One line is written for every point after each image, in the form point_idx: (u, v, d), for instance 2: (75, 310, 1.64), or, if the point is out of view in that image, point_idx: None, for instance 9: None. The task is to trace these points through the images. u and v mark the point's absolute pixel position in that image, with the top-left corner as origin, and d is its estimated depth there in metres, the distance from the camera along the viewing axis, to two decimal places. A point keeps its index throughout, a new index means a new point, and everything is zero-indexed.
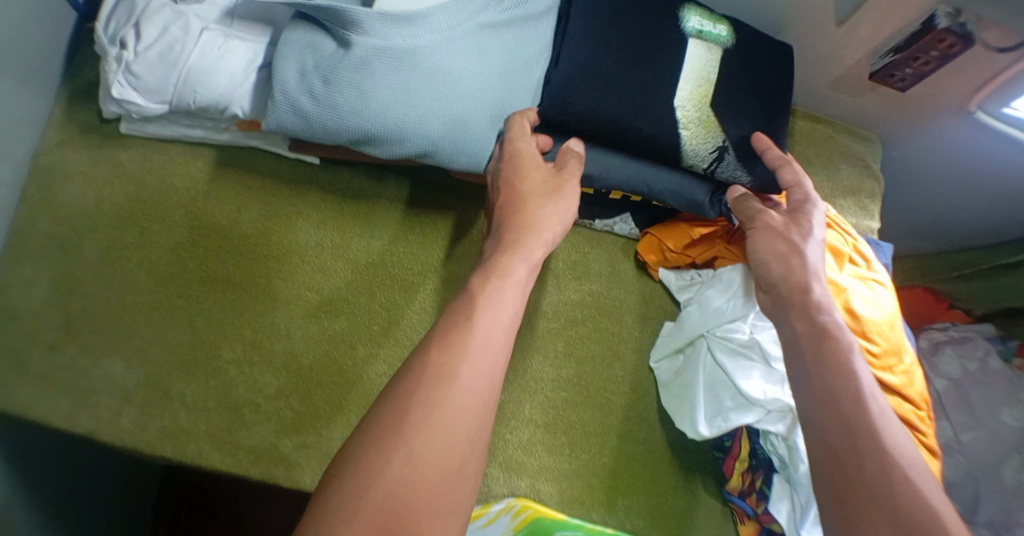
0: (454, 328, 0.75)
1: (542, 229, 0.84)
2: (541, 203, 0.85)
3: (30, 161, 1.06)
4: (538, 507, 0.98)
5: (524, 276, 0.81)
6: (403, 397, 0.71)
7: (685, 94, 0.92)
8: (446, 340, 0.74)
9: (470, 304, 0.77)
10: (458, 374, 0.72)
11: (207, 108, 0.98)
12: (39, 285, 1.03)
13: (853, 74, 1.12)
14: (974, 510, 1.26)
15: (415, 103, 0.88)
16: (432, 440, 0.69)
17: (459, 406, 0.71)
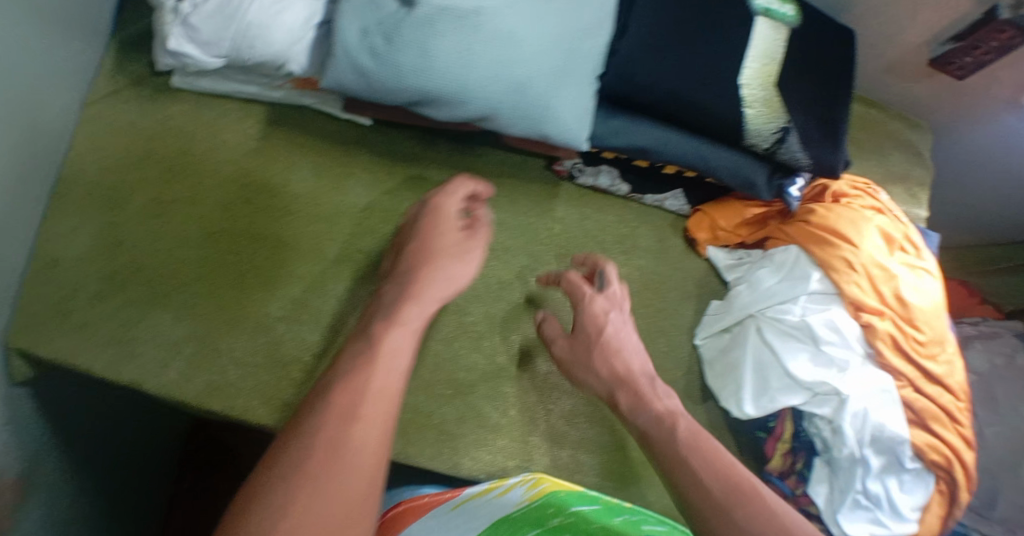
0: (314, 419, 0.80)
1: (441, 286, 0.92)
2: (370, 363, 0.83)
3: (80, 110, 1.06)
4: (553, 480, 0.92)
5: (417, 323, 0.89)
6: (294, 434, 0.80)
7: (750, 72, 0.91)
8: (315, 424, 0.79)
9: (369, 350, 0.85)
10: (326, 434, 0.79)
11: (263, 65, 0.97)
12: (84, 235, 1.03)
13: (911, 60, 1.10)
14: (991, 505, 1.24)
15: (477, 65, 0.86)
16: (351, 468, 0.78)
17: (350, 474, 0.77)
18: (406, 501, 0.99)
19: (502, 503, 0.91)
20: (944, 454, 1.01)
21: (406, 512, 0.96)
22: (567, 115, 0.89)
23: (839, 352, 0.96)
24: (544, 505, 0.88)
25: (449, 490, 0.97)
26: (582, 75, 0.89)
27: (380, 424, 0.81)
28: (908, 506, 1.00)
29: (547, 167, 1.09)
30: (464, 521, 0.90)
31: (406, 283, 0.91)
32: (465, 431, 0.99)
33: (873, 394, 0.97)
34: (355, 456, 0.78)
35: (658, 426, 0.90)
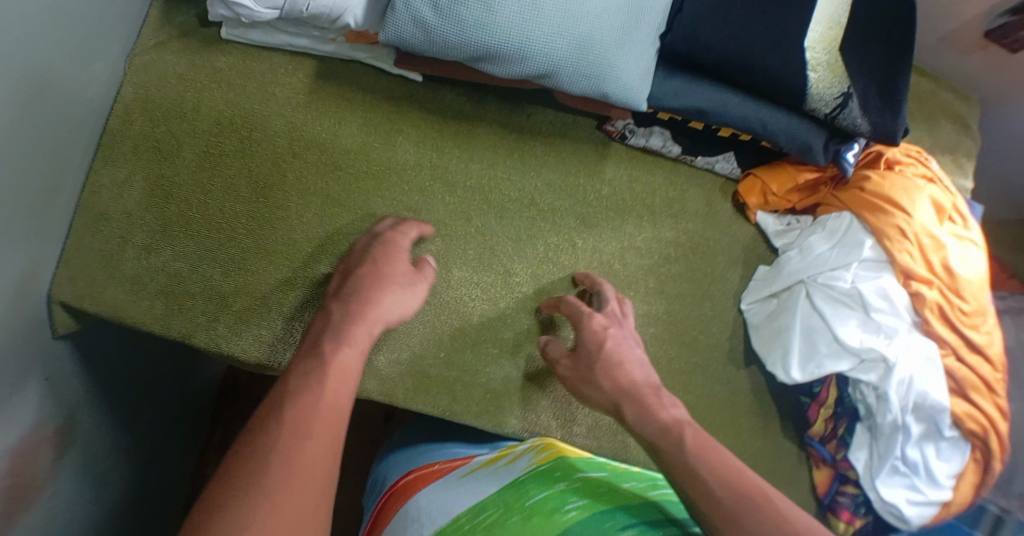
0: (276, 418, 0.76)
1: (389, 315, 0.90)
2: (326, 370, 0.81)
3: (126, 61, 1.05)
4: (561, 446, 0.99)
5: (366, 344, 0.86)
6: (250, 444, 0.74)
7: (816, 35, 0.89)
8: (275, 428, 0.75)
9: (318, 365, 0.81)
10: (282, 440, 0.74)
11: (319, 17, 0.95)
12: (132, 188, 1.03)
13: (967, 31, 1.08)
14: (1010, 479, 1.18)
15: (541, 21, 0.86)
16: (303, 476, 0.73)
17: (304, 481, 0.73)
18: (414, 470, 0.97)
19: (511, 470, 0.93)
20: (981, 424, 0.99)
21: (416, 478, 0.94)
22: (628, 75, 0.89)
23: (888, 320, 0.97)
24: (550, 468, 0.92)
25: (461, 456, 1.00)
26: (645, 34, 0.89)
27: (332, 430, 0.77)
28: (943, 473, 0.99)
29: (598, 128, 1.08)
30: (474, 485, 0.90)
31: (356, 301, 0.88)
32: (511, 391, 1.01)
33: (919, 362, 0.97)
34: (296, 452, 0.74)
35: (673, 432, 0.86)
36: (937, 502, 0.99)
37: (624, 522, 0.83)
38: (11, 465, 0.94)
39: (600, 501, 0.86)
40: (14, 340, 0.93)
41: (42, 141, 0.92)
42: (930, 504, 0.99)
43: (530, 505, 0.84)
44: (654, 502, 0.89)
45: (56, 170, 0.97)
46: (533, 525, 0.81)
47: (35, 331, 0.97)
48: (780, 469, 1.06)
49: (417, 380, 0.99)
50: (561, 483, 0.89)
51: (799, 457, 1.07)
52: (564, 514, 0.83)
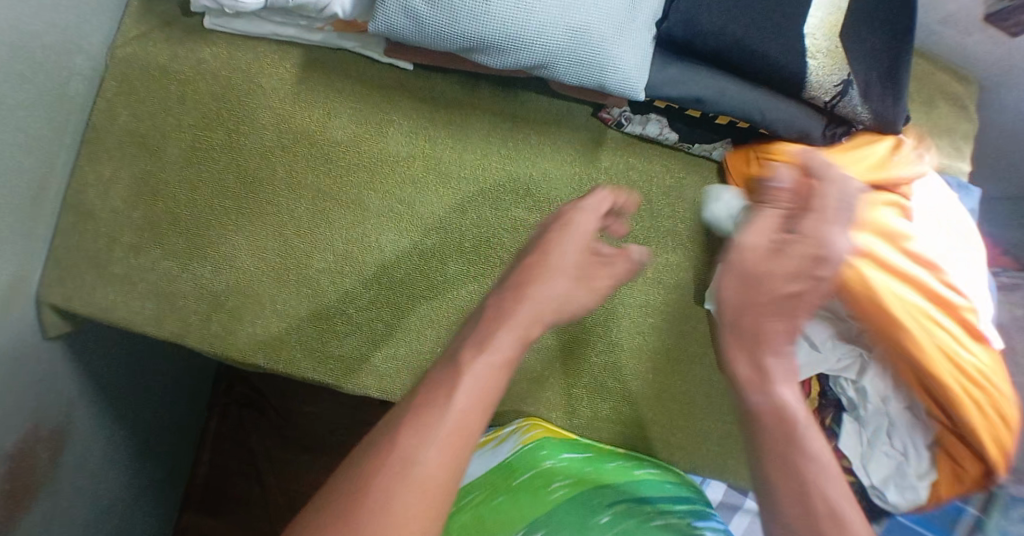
0: (393, 444, 0.68)
1: (541, 309, 0.78)
2: (473, 380, 0.71)
3: (106, 53, 1.02)
4: (546, 426, 0.99)
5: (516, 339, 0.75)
6: (357, 476, 0.66)
7: (816, 21, 0.88)
8: (379, 456, 0.67)
9: (452, 379, 0.71)
10: (391, 468, 0.66)
11: (305, 6, 0.93)
12: (119, 184, 1.01)
13: (968, 12, 1.05)
14: None
15: (537, 10, 0.84)
16: (399, 500, 0.65)
17: (397, 511, 0.65)
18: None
19: (496, 454, 0.96)
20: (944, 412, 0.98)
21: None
22: (627, 65, 0.87)
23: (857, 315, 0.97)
24: (536, 448, 0.94)
25: None
26: (642, 21, 0.88)
27: (451, 445, 0.68)
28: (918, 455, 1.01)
29: (595, 115, 1.06)
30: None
31: (507, 298, 0.78)
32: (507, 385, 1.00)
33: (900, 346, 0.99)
34: (395, 487, 0.65)
35: (774, 415, 0.72)
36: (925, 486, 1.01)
37: (612, 497, 0.89)
38: (9, 471, 0.94)
39: (585, 481, 0.91)
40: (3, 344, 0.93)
41: (19, 140, 0.91)
42: (918, 491, 1.01)
43: (518, 485, 0.91)
44: (634, 480, 0.93)
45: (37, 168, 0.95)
46: (520, 507, 0.88)
47: (25, 332, 0.96)
48: None
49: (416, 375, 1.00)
50: (546, 462, 0.93)
51: None
52: (551, 493, 0.89)
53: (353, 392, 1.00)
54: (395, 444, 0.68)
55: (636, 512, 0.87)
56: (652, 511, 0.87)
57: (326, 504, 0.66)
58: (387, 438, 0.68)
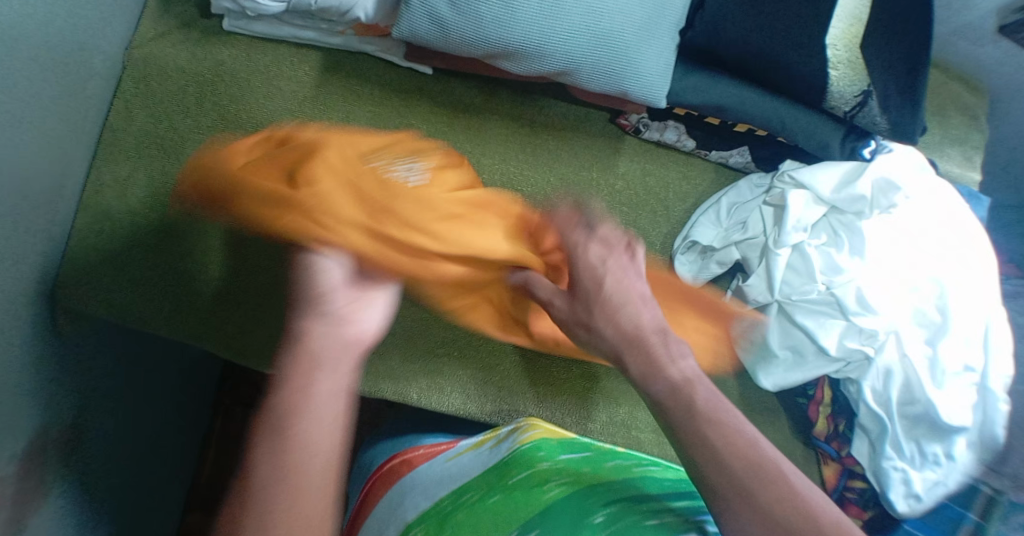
0: (296, 359, 0.73)
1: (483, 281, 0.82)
2: (331, 316, 0.76)
3: (125, 53, 1.02)
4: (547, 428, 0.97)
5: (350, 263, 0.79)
6: (286, 384, 0.72)
7: (837, 32, 0.90)
8: (303, 362, 0.73)
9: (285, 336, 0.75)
10: (334, 367, 0.74)
11: (328, 10, 0.93)
12: (137, 186, 1.02)
13: (981, 23, 1.07)
14: None
15: (561, 17, 0.84)
16: (312, 398, 0.72)
17: (316, 412, 0.71)
18: (397, 454, 0.96)
19: (495, 452, 0.94)
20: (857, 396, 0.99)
21: (401, 464, 0.94)
22: (650, 72, 0.88)
23: (868, 322, 0.94)
24: (533, 448, 0.91)
25: (444, 441, 0.99)
26: (665, 29, 0.88)
27: (347, 342, 0.76)
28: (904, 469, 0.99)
29: (612, 120, 1.07)
30: (459, 467, 0.91)
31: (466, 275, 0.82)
32: (524, 389, 1.03)
33: (914, 346, 0.98)
34: (311, 397, 0.71)
35: (682, 390, 0.75)
36: (928, 493, 0.98)
37: (604, 499, 0.82)
38: (23, 473, 0.93)
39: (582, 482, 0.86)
40: (18, 345, 0.92)
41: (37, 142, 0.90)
42: (919, 499, 0.99)
43: (512, 484, 0.86)
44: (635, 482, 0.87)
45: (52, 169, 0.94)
46: (516, 506, 0.82)
47: (40, 333, 0.96)
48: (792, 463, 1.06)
49: (433, 378, 1.01)
50: (543, 463, 0.89)
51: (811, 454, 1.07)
52: (546, 492, 0.83)
53: (370, 395, 1.01)
54: (311, 355, 0.74)
55: (629, 513, 0.79)
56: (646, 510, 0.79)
57: (276, 415, 0.71)
58: (296, 366, 0.73)
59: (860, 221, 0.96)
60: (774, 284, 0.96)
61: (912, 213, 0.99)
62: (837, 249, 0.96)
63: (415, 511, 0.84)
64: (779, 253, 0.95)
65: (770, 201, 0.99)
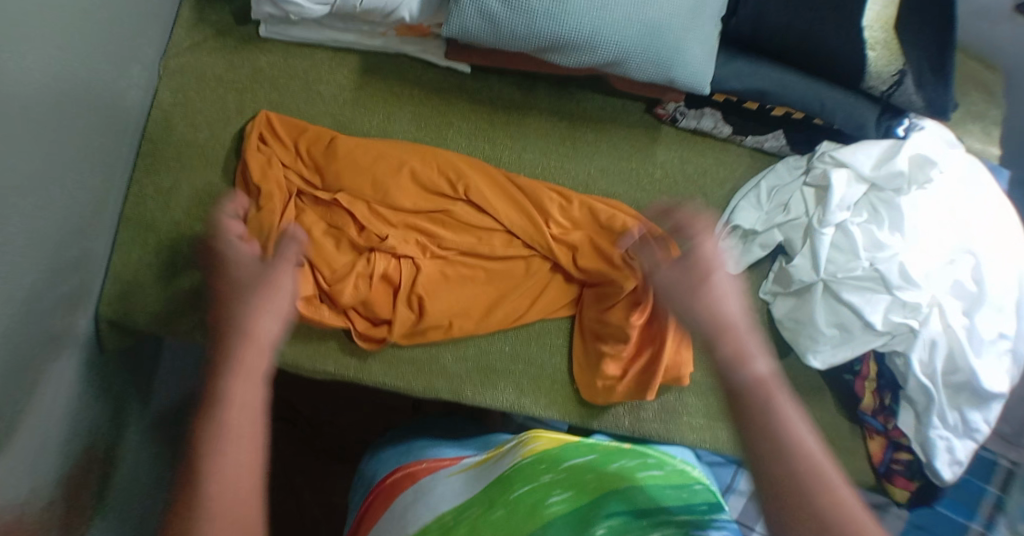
0: (222, 372, 0.64)
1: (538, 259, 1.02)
2: (268, 311, 0.70)
3: (161, 63, 1.02)
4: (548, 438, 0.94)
5: (292, 288, 0.74)
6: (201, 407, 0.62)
7: (872, 14, 0.92)
8: (217, 390, 0.63)
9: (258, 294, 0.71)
10: (248, 372, 0.64)
11: (373, 11, 0.94)
12: (180, 195, 1.01)
13: (999, 3, 1.11)
14: None
15: (610, 10, 0.87)
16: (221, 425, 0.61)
17: (227, 428, 0.61)
18: (401, 467, 0.96)
19: (496, 465, 0.88)
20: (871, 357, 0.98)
21: (405, 477, 0.94)
22: (695, 60, 0.91)
23: (913, 296, 0.96)
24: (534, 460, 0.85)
25: (449, 457, 0.96)
26: (706, 18, 0.91)
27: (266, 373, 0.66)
28: (945, 437, 1.01)
29: (648, 110, 1.09)
30: (459, 482, 0.87)
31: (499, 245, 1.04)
32: (576, 381, 1.03)
33: (956, 316, 0.99)
34: (227, 412, 0.61)
35: (758, 388, 0.64)
36: (968, 456, 1.02)
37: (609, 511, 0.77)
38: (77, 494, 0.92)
39: (586, 494, 0.81)
40: (66, 356, 0.92)
41: (77, 152, 0.90)
42: (959, 463, 1.02)
43: (514, 500, 0.81)
44: (646, 490, 0.81)
45: (93, 181, 0.94)
46: (516, 520, 0.77)
47: (85, 347, 0.95)
48: (837, 438, 1.09)
49: (485, 376, 1.01)
50: (547, 476, 0.82)
51: (856, 428, 1.10)
52: (547, 507, 0.78)
53: (424, 394, 1.00)
54: (237, 366, 0.64)
55: (633, 528, 0.75)
56: (649, 526, 0.75)
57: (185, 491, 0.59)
58: (213, 384, 0.63)
59: (898, 197, 0.99)
60: (819, 263, 0.99)
61: (947, 189, 1.01)
62: (878, 226, 0.99)
63: (417, 525, 0.82)
64: (823, 232, 0.99)
65: (811, 182, 1.03)
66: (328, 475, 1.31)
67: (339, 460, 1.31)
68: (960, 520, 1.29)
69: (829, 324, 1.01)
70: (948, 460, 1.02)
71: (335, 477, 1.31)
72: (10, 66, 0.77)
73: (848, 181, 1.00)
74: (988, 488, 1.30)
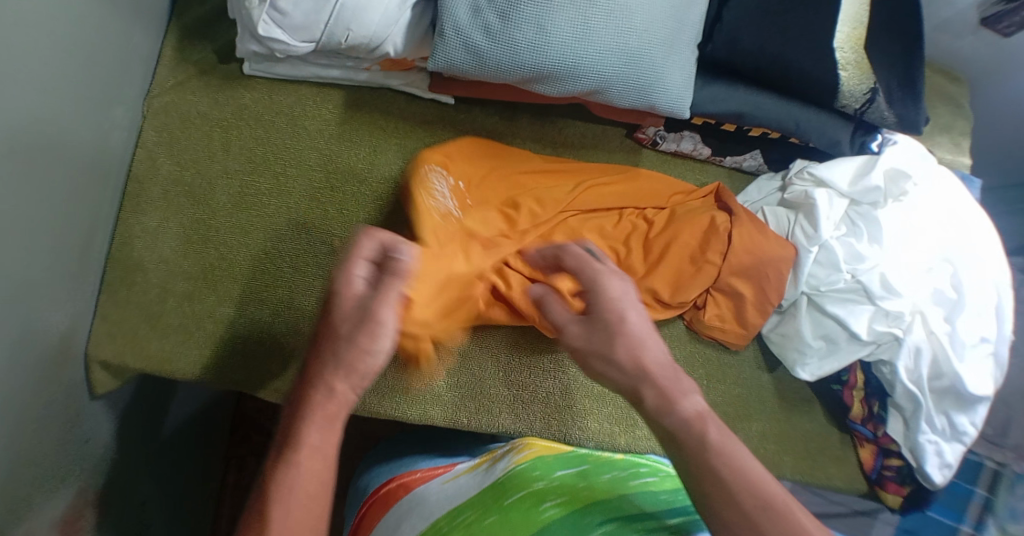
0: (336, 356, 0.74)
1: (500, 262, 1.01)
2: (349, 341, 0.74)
3: (144, 103, 1.03)
4: (542, 444, 0.99)
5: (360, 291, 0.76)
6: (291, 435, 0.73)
7: (843, 36, 0.96)
8: (319, 399, 0.74)
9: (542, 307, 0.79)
10: (331, 413, 0.74)
11: (358, 47, 0.95)
12: (167, 234, 1.00)
13: (962, 17, 1.15)
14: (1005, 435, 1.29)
15: (592, 38, 0.89)
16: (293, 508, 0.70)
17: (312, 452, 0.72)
18: (395, 477, 0.97)
19: (490, 473, 0.92)
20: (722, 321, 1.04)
21: (399, 485, 0.95)
22: (676, 85, 0.93)
23: (894, 305, 0.99)
24: (529, 468, 0.91)
25: (442, 465, 0.99)
26: (685, 43, 0.94)
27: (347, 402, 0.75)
28: (937, 448, 1.03)
29: (629, 136, 1.11)
30: (455, 490, 0.90)
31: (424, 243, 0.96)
32: (569, 403, 1.04)
33: (938, 322, 1.03)
34: (299, 451, 0.72)
35: (694, 424, 0.72)
36: (958, 459, 1.04)
37: (603, 516, 0.82)
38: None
39: (580, 498, 0.85)
40: (47, 404, 0.90)
41: (61, 196, 0.90)
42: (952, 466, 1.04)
43: (508, 505, 0.85)
44: (637, 495, 0.87)
45: (77, 224, 0.93)
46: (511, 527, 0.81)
47: (71, 395, 0.94)
48: (828, 448, 1.10)
49: (479, 401, 1.01)
50: (539, 483, 0.88)
51: (847, 437, 1.11)
52: (542, 512, 0.83)
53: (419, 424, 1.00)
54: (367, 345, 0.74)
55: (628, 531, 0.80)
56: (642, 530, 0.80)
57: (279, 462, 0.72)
58: (299, 422, 0.73)
59: (875, 211, 1.02)
60: (802, 276, 1.01)
61: (921, 200, 1.05)
62: (858, 239, 1.02)
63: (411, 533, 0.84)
64: (811, 249, 1.01)
65: (789, 198, 1.06)
66: None
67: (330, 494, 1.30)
68: (950, 523, 1.34)
69: (815, 337, 1.03)
70: (940, 471, 1.04)
71: None
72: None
73: (830, 198, 1.03)
74: (976, 489, 1.32)
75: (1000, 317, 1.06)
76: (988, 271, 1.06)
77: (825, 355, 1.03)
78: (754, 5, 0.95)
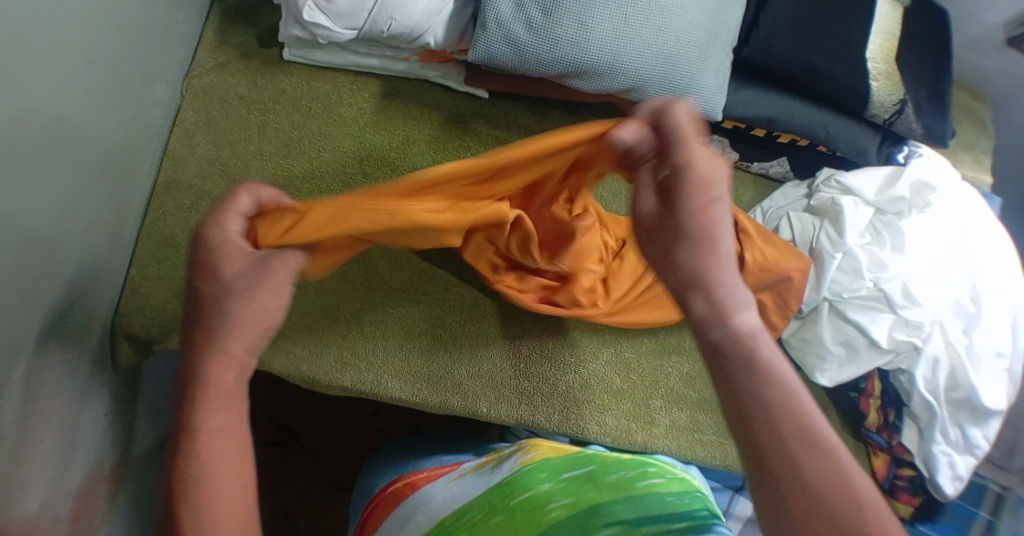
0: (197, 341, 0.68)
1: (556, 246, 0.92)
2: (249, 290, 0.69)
3: (183, 82, 1.05)
4: (549, 445, 0.98)
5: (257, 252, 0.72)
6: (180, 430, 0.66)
7: (875, 47, 0.99)
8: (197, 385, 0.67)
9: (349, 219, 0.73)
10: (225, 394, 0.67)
11: (398, 36, 0.96)
12: (199, 212, 1.01)
13: (989, 35, 1.18)
14: (1012, 456, 1.30)
15: (630, 37, 0.91)
16: (214, 485, 0.64)
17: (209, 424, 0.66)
18: (402, 476, 0.97)
19: (496, 474, 0.92)
20: None
21: (405, 485, 0.95)
22: (708, 87, 0.95)
23: (916, 314, 1.01)
24: (534, 470, 0.91)
25: (450, 462, 0.99)
26: (718, 46, 0.96)
27: (242, 364, 0.69)
28: (952, 459, 1.04)
29: None
30: (461, 489, 0.91)
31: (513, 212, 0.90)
32: (589, 398, 1.04)
33: (957, 334, 1.04)
34: (202, 432, 0.65)
35: (746, 341, 0.66)
36: (969, 472, 1.05)
37: (608, 518, 0.83)
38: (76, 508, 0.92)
39: (585, 502, 0.86)
40: (75, 370, 0.91)
41: (100, 167, 0.91)
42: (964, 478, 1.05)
43: (514, 505, 0.86)
44: (643, 497, 0.87)
45: (113, 196, 0.94)
46: (517, 527, 0.83)
47: (97, 365, 0.95)
48: None
49: (499, 391, 1.02)
50: (545, 485, 0.89)
51: (860, 446, 1.12)
52: (548, 513, 0.85)
53: (437, 412, 1.01)
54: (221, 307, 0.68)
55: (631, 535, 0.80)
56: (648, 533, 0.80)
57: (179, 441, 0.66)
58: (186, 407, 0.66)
59: (899, 220, 1.04)
60: (825, 281, 1.02)
61: (943, 213, 1.07)
62: (881, 247, 1.03)
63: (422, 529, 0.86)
64: (834, 255, 1.02)
65: (814, 204, 1.07)
66: (325, 498, 1.30)
67: (338, 485, 1.31)
68: None
69: (835, 342, 1.04)
70: (952, 482, 1.04)
71: (333, 501, 1.30)
72: (25, 81, 0.78)
73: (856, 205, 1.04)
74: (980, 513, 1.31)
75: (1016, 333, 1.07)
76: (1004, 287, 1.07)
77: (847, 364, 1.04)
78: (789, 12, 0.97)
